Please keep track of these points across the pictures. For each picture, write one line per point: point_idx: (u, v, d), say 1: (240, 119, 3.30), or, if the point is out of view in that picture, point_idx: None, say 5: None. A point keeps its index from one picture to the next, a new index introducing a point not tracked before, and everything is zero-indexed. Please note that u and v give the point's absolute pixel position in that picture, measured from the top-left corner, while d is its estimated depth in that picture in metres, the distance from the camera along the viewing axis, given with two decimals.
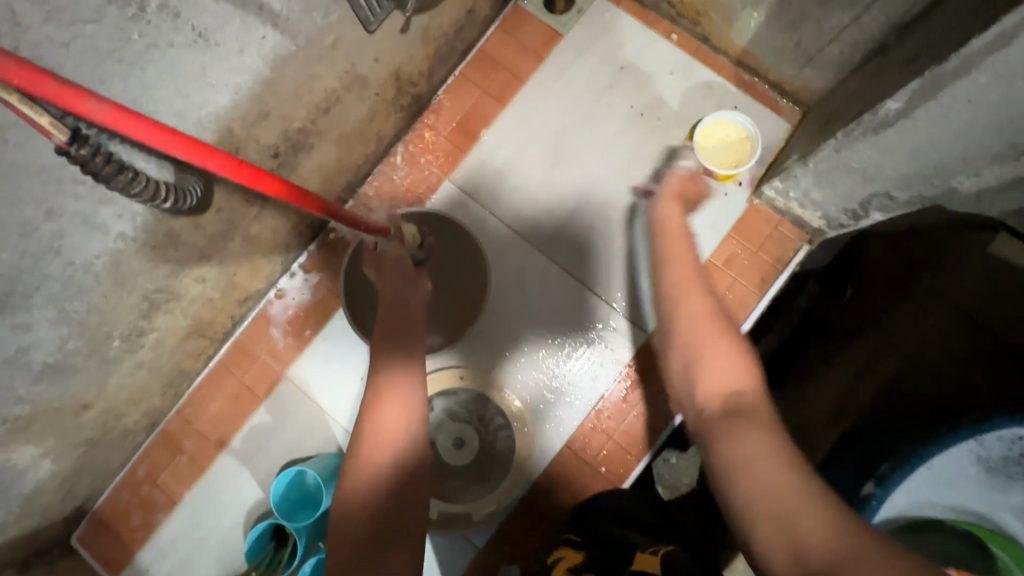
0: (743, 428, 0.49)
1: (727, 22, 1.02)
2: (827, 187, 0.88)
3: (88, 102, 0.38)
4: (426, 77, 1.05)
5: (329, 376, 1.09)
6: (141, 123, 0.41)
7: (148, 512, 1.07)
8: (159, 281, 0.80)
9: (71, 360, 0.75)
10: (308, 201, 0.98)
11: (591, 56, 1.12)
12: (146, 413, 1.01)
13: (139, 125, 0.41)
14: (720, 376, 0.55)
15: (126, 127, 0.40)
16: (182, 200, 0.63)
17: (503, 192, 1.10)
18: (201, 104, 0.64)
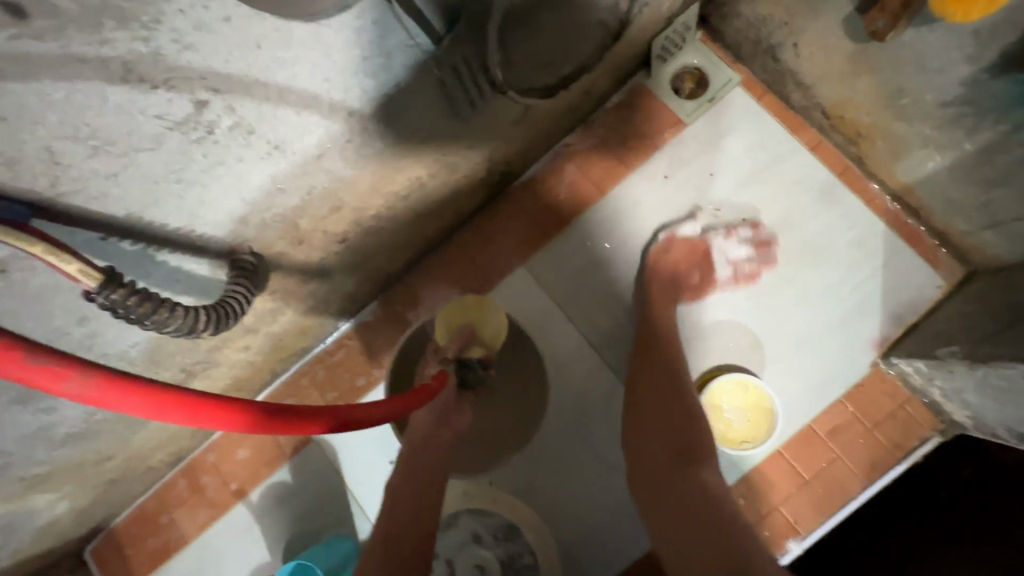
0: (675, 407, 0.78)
1: (895, 154, 0.83)
2: (993, 399, 0.70)
3: (72, 382, 0.31)
4: (524, 154, 0.93)
5: (359, 450, 1.01)
6: (136, 400, 0.33)
7: (157, 545, 1.04)
8: (199, 355, 0.74)
9: (96, 426, 0.71)
10: (371, 274, 0.90)
11: (714, 156, 0.97)
12: (171, 453, 0.97)
13: (135, 403, 0.33)
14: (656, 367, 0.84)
15: (117, 402, 0.33)
16: (227, 317, 0.55)
17: (580, 296, 0.97)
18: (267, 209, 0.56)
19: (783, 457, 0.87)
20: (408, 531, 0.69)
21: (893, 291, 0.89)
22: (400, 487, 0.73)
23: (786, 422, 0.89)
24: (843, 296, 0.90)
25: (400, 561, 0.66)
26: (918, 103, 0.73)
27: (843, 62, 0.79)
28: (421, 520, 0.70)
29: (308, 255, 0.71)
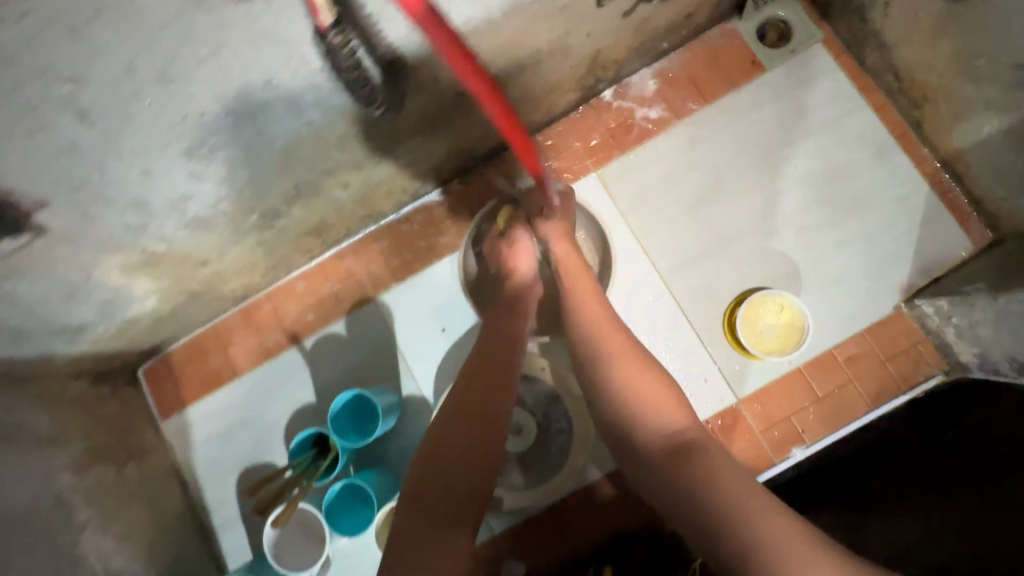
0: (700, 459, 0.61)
1: (955, 118, 0.92)
2: (1004, 328, 0.80)
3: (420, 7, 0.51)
4: (618, 65, 1.01)
5: (413, 316, 1.09)
6: (445, 39, 0.53)
7: (210, 374, 1.12)
8: (313, 175, 0.81)
9: (215, 218, 0.77)
10: (462, 147, 0.98)
11: (788, 100, 1.05)
12: (243, 285, 1.04)
13: (446, 41, 0.53)
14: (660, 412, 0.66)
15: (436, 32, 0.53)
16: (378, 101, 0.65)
17: (644, 208, 1.05)
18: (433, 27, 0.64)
19: (798, 373, 0.99)
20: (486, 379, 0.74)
21: (925, 245, 0.99)
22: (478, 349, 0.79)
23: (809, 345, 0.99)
24: (881, 243, 1.00)
25: (481, 402, 0.71)
26: (990, 66, 0.82)
27: (929, 22, 0.87)
28: (497, 373, 0.75)
29: (431, 98, 0.78)
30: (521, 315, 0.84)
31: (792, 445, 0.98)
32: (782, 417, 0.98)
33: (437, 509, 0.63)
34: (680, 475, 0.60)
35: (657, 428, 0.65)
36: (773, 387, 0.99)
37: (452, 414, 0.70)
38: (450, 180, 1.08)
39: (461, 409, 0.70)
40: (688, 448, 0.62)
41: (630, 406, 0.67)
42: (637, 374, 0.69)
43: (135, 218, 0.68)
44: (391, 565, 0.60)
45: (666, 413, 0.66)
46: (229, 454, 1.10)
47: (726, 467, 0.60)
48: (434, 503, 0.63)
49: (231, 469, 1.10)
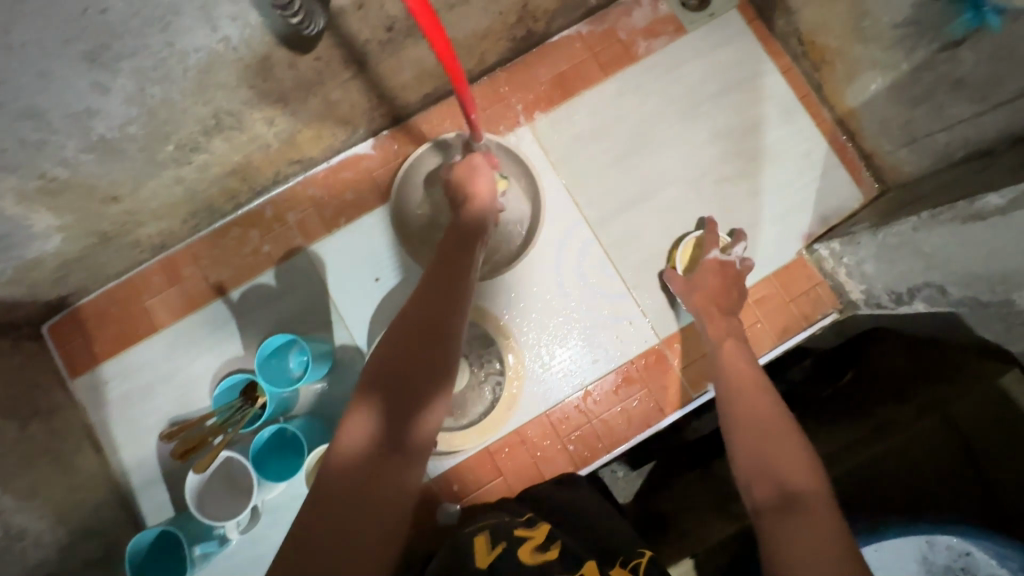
0: (802, 523, 0.55)
1: (848, 78, 1.02)
2: (883, 262, 0.91)
3: None
4: (548, 17, 1.04)
5: (346, 265, 1.08)
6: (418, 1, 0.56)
7: (126, 329, 1.06)
8: (234, 104, 0.78)
9: (124, 144, 0.73)
10: (393, 90, 0.97)
11: (706, 61, 1.12)
12: (162, 232, 0.99)
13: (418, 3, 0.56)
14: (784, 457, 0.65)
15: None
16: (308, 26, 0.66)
17: (574, 160, 1.10)
18: None
19: None
20: (427, 320, 0.63)
21: (824, 196, 1.08)
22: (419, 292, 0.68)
23: None
24: (786, 194, 1.09)
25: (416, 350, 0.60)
26: (876, 26, 0.91)
27: None
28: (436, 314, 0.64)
29: (358, 28, 0.77)
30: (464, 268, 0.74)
31: (708, 380, 1.04)
32: (700, 354, 1.05)
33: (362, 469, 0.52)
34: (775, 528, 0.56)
35: (766, 484, 0.62)
36: (693, 327, 1.06)
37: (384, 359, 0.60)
38: (384, 129, 1.08)
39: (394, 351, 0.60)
40: (795, 504, 0.58)
41: (762, 467, 0.65)
42: (791, 441, 0.67)
43: (32, 132, 0.63)
44: (303, 528, 0.48)
45: (788, 461, 0.64)
46: (149, 413, 1.05)
47: (799, 535, 0.54)
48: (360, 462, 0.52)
49: (152, 428, 1.05)
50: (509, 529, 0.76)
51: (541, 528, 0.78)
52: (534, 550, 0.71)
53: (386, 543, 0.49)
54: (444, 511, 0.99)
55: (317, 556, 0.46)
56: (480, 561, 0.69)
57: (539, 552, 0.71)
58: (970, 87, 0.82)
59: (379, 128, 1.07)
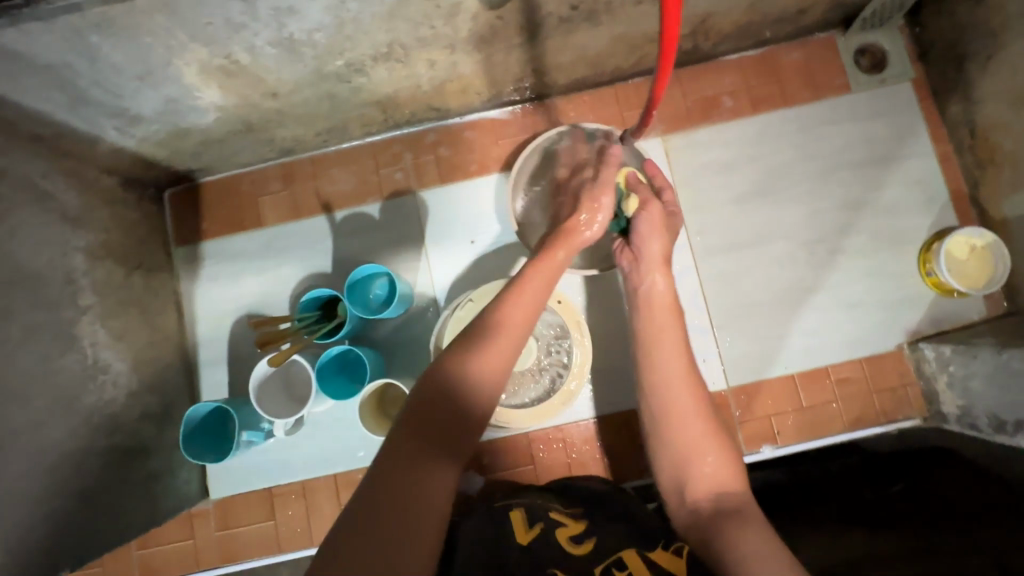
0: (749, 533, 0.61)
1: (1014, 186, 0.95)
2: (996, 384, 0.85)
3: None
4: (718, 39, 1.02)
5: (447, 219, 1.10)
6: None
7: (234, 216, 1.12)
8: (410, 39, 0.81)
9: (305, 48, 0.77)
10: (547, 68, 0.98)
11: (860, 126, 1.08)
12: (294, 138, 1.04)
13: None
14: (708, 461, 0.69)
15: None
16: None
17: (697, 186, 1.08)
18: None
19: (790, 379, 1.03)
20: (512, 315, 0.66)
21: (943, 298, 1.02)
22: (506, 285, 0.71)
23: (807, 356, 1.03)
24: (905, 284, 1.04)
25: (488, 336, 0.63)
26: None
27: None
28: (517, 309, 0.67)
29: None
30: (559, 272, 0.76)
31: (763, 442, 1.02)
32: (763, 414, 1.02)
33: (427, 433, 0.56)
34: (729, 534, 0.61)
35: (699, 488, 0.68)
36: (765, 386, 1.03)
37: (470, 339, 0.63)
38: (522, 102, 1.09)
39: (471, 334, 0.64)
40: (733, 514, 0.64)
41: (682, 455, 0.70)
42: (692, 421, 0.71)
43: (239, 14, 0.68)
44: (369, 482, 0.52)
45: (715, 467, 0.69)
46: (232, 298, 1.11)
47: (752, 541, 0.60)
48: (428, 426, 0.56)
49: (230, 313, 1.11)
50: (545, 511, 0.78)
51: (575, 517, 0.77)
52: (568, 537, 0.72)
53: (437, 519, 0.53)
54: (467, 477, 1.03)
55: (381, 518, 0.49)
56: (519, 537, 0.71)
57: (572, 540, 0.71)
58: None
59: (518, 100, 1.09)
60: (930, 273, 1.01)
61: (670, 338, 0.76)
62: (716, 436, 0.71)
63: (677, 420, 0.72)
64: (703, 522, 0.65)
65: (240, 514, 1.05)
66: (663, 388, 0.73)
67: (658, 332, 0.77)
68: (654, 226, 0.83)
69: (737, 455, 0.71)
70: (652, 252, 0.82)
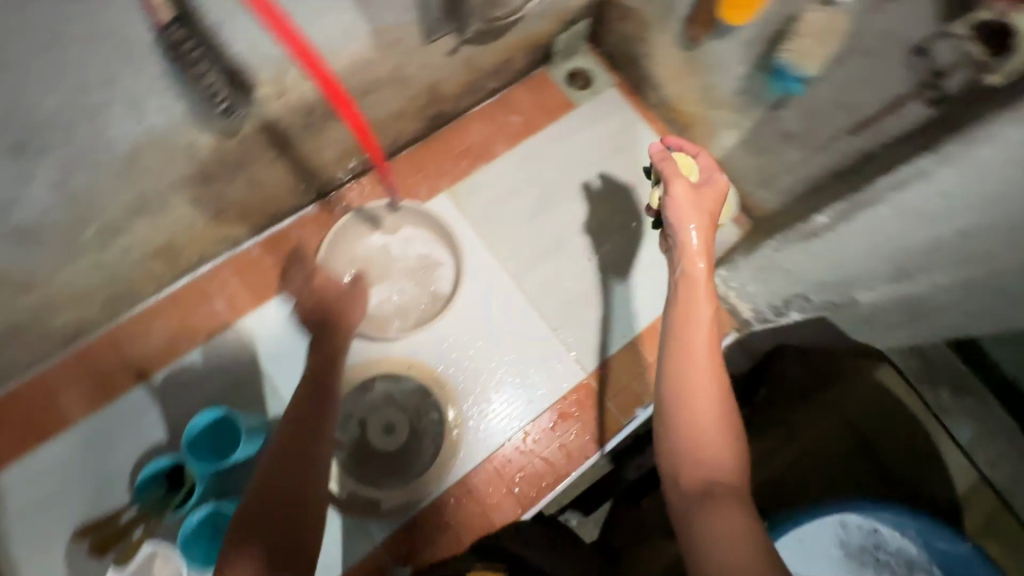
0: (729, 514, 0.64)
1: (710, 136, 1.23)
2: (760, 281, 1.06)
3: None
4: (455, 100, 1.18)
5: (276, 335, 1.08)
6: None
7: (32, 428, 0.99)
8: (159, 187, 0.82)
9: (43, 230, 0.75)
10: (316, 168, 1.05)
11: (594, 129, 1.31)
12: (76, 320, 0.97)
13: None
14: (709, 458, 0.69)
15: None
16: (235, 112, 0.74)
17: (492, 219, 1.21)
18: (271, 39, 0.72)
19: (632, 344, 1.17)
20: (300, 414, 0.84)
21: None
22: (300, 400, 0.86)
23: (635, 320, 1.18)
24: None
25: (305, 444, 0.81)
26: (720, 95, 1.12)
27: (678, 67, 1.18)
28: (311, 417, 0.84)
29: (279, 114, 0.86)
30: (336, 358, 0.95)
31: (635, 407, 1.13)
32: (625, 384, 1.14)
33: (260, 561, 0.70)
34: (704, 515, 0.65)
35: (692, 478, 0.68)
36: (616, 359, 1.15)
37: (271, 470, 0.77)
38: (310, 203, 1.14)
39: (286, 439, 0.81)
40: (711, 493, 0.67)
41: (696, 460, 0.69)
42: (714, 431, 0.70)
43: None
44: None
45: (710, 464, 0.69)
46: (58, 517, 0.96)
47: (724, 517, 0.64)
48: (253, 565, 0.69)
49: (62, 535, 0.96)
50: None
51: None
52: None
53: None
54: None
55: None
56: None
57: None
58: (795, 138, 1.03)
59: (304, 203, 1.13)
60: None
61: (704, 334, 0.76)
62: (729, 436, 0.71)
63: (715, 428, 0.70)
64: (686, 503, 0.67)
65: None
66: (692, 365, 0.73)
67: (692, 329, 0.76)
68: (690, 207, 0.82)
69: (735, 438, 0.71)
70: (691, 240, 0.81)
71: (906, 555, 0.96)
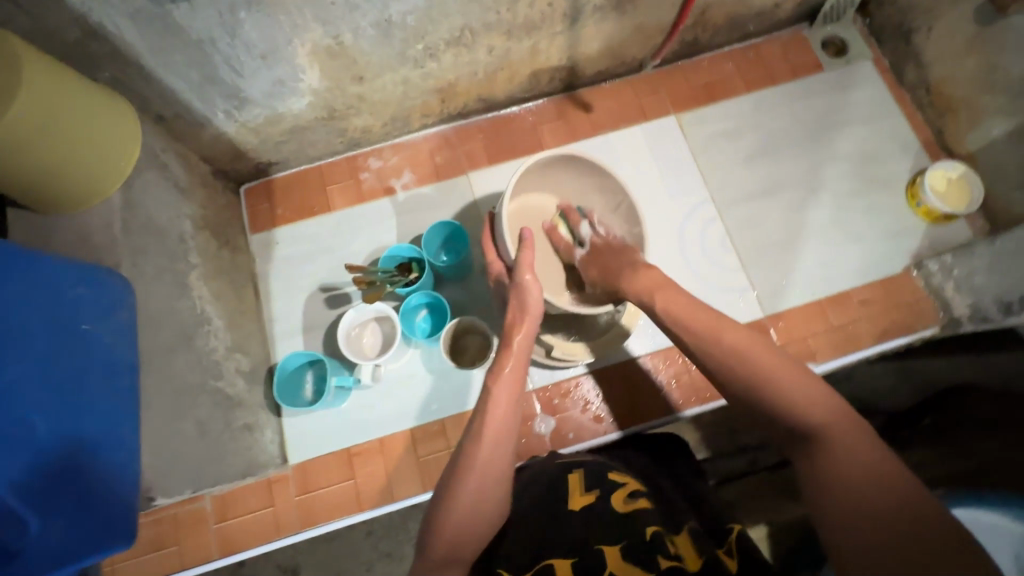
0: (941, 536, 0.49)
1: (972, 124, 1.16)
2: (998, 271, 1.02)
3: None
4: (713, 32, 1.25)
5: (499, 194, 1.25)
6: None
7: (305, 205, 1.25)
8: (479, 24, 1.00)
9: (398, 30, 0.95)
10: (580, 57, 1.18)
11: (837, 96, 1.30)
12: (365, 129, 1.20)
13: None
14: (839, 446, 0.58)
15: None
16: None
17: (710, 151, 1.27)
18: None
19: (819, 303, 1.16)
20: (503, 394, 0.80)
21: (934, 226, 1.19)
22: (474, 418, 0.79)
23: (826, 282, 1.17)
24: (901, 217, 1.20)
25: (494, 434, 0.75)
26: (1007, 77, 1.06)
27: (960, 45, 1.13)
28: (501, 416, 0.77)
29: None
30: (525, 351, 0.87)
31: (805, 361, 1.12)
32: (800, 336, 1.14)
33: None
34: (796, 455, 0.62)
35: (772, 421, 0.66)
36: (796, 311, 1.16)
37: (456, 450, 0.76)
38: (555, 93, 1.29)
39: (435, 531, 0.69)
40: (812, 431, 0.61)
41: (766, 382, 0.67)
42: (786, 370, 0.66)
43: None
44: None
45: (838, 449, 0.58)
46: (305, 274, 1.21)
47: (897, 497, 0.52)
48: None
49: (304, 288, 1.20)
50: (603, 473, 0.80)
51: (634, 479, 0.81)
52: (626, 497, 0.75)
53: None
54: (539, 420, 1.11)
55: None
56: (574, 504, 0.76)
57: (628, 501, 0.75)
58: None
59: (551, 91, 1.29)
60: (919, 204, 1.18)
61: (702, 312, 0.78)
62: (823, 441, 0.59)
63: (844, 487, 0.55)
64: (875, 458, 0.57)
65: (319, 474, 1.08)
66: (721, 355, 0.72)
67: (724, 327, 0.74)
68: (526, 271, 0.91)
69: (801, 370, 0.67)
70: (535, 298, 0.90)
71: None
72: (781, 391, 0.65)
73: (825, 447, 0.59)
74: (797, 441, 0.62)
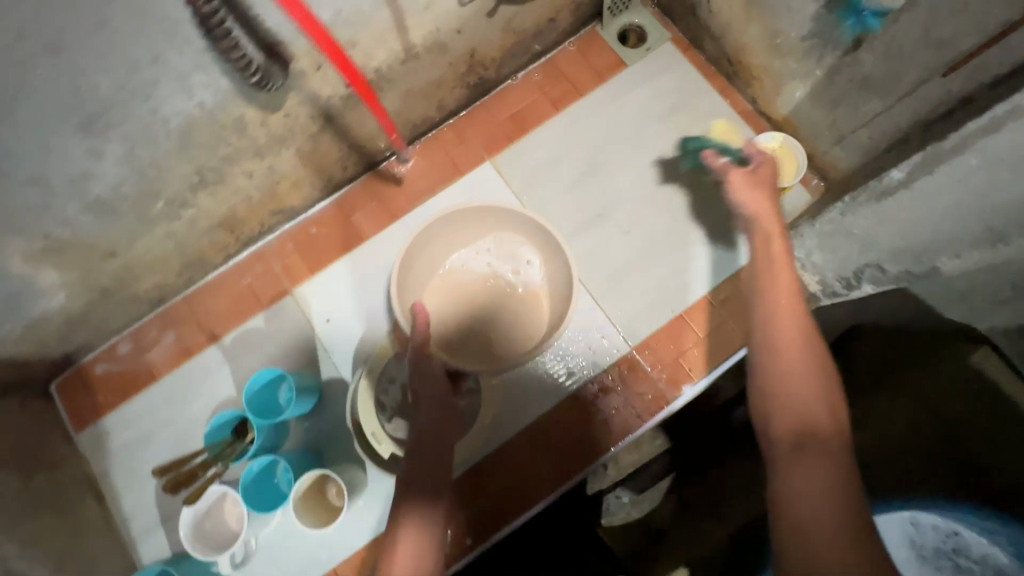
0: None
1: (776, 89, 1.11)
2: (828, 251, 0.92)
3: None
4: (497, 65, 1.16)
5: (331, 303, 1.15)
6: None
7: (127, 382, 1.13)
8: (214, 160, 0.88)
9: (119, 203, 0.83)
10: (361, 141, 1.08)
11: (646, 88, 1.23)
12: (158, 285, 1.08)
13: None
14: (803, 472, 0.57)
15: None
16: (269, 83, 0.77)
17: (535, 188, 1.19)
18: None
19: (680, 318, 1.12)
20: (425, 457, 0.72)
21: None
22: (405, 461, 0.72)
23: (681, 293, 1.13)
24: None
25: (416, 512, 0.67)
26: (787, 41, 1.00)
27: (739, 14, 1.07)
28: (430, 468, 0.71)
29: (320, 86, 0.88)
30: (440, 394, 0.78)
31: (681, 383, 1.08)
32: (671, 359, 1.10)
33: None
34: (788, 468, 0.58)
35: (786, 416, 0.61)
36: (659, 332, 1.11)
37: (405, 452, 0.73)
38: (358, 176, 1.19)
39: None
40: (810, 439, 0.59)
41: (778, 392, 0.63)
42: (799, 393, 0.62)
43: (35, 196, 0.73)
44: None
45: (814, 461, 0.57)
46: (148, 458, 1.09)
47: None
48: None
49: (152, 473, 1.09)
50: None
51: None
52: None
53: None
54: None
55: None
56: None
57: None
58: (875, 85, 0.90)
59: (353, 176, 1.18)
60: None
61: (794, 316, 0.67)
62: (803, 451, 0.58)
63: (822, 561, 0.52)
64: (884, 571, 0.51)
65: None
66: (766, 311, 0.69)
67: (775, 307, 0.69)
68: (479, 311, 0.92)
69: (833, 398, 0.62)
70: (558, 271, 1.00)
71: (995, 564, 0.88)
72: (787, 403, 0.62)
73: (811, 463, 0.57)
74: (791, 453, 0.59)
